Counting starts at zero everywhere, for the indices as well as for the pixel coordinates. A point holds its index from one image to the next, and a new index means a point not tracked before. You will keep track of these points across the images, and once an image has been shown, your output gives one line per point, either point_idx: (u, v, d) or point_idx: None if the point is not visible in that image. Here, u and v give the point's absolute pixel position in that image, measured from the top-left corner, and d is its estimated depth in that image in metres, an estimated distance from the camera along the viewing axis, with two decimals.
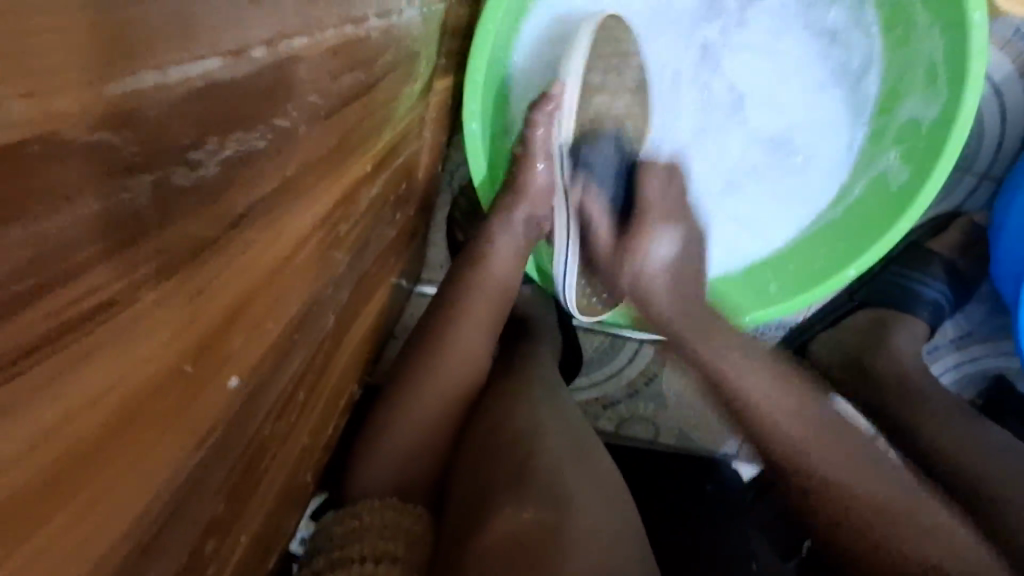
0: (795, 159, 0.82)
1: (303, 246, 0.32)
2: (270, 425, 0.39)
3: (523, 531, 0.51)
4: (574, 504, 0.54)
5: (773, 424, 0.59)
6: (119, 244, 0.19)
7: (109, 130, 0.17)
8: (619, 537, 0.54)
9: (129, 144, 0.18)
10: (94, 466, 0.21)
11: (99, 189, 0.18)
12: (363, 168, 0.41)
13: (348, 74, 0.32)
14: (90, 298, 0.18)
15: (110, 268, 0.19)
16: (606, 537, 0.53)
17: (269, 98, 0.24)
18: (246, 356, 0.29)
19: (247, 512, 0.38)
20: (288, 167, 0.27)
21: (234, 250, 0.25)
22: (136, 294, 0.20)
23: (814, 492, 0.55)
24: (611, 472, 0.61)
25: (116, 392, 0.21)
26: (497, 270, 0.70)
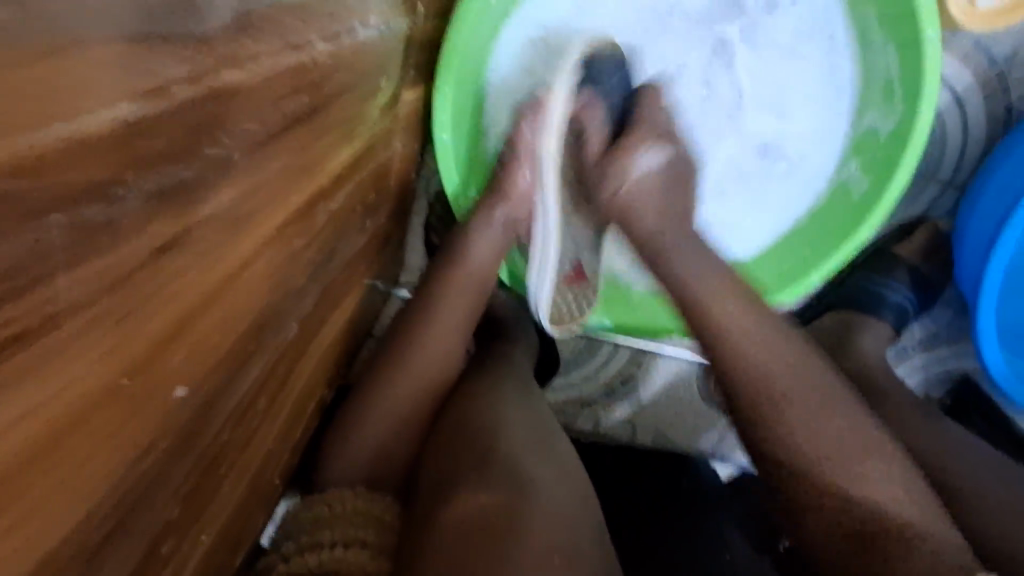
0: (780, 167, 0.81)
1: (251, 264, 0.34)
2: (228, 432, 0.40)
3: (480, 513, 0.52)
4: (534, 487, 0.56)
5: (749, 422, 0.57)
6: (41, 277, 0.20)
7: (28, 176, 0.19)
8: (579, 520, 0.55)
9: (49, 187, 0.19)
10: (27, 478, 0.22)
11: (20, 230, 0.19)
12: (319, 184, 0.43)
13: (292, 98, 0.34)
14: (9, 329, 0.19)
15: (40, 296, 0.20)
16: (566, 517, 0.55)
17: (200, 130, 0.26)
18: (191, 369, 0.31)
19: (206, 516, 0.40)
20: (227, 192, 0.29)
21: (171, 273, 0.26)
22: (61, 321, 0.21)
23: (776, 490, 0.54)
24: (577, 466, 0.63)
25: (50, 408, 0.22)
26: (466, 276, 0.71)
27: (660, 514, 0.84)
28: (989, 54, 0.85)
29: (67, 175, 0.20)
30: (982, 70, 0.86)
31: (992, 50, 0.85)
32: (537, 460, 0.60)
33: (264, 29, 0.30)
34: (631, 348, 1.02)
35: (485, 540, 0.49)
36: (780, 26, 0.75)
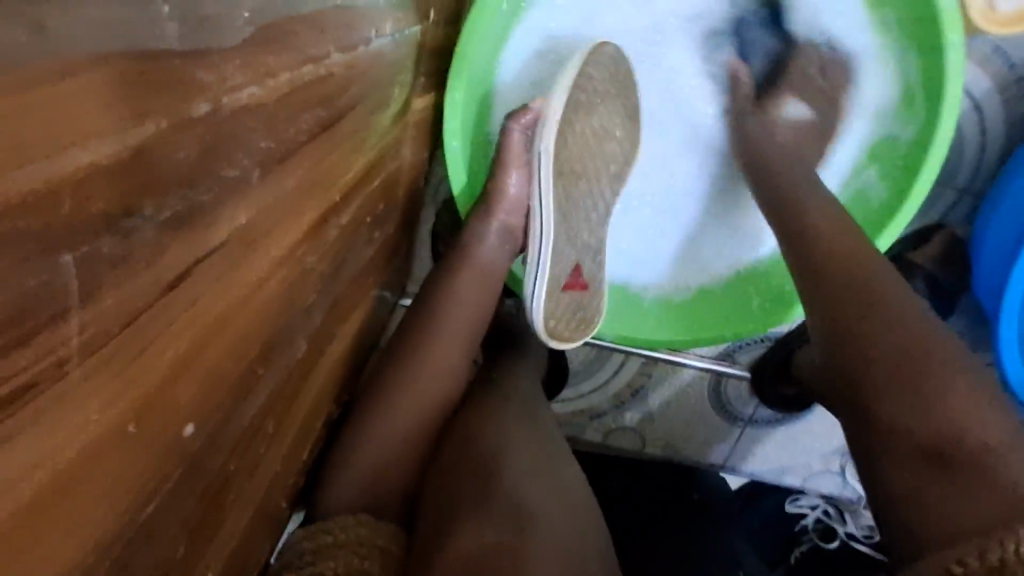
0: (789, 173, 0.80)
1: (262, 288, 0.32)
2: (235, 460, 0.38)
3: (489, 547, 0.51)
4: (535, 522, 0.54)
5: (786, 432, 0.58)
6: (41, 324, 0.18)
7: (26, 213, 0.17)
8: (586, 555, 0.54)
9: (53, 221, 0.18)
10: (31, 536, 0.20)
11: (18, 273, 0.17)
12: (331, 200, 0.41)
13: (308, 113, 0.32)
14: (7, 382, 0.18)
15: (38, 348, 0.18)
16: (570, 551, 0.53)
17: (213, 153, 0.24)
18: (199, 404, 0.29)
19: (212, 549, 0.38)
20: (240, 216, 0.27)
21: (180, 307, 0.25)
22: (63, 368, 0.20)
23: None
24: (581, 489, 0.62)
25: (53, 461, 0.20)
26: (478, 287, 0.70)
27: (671, 526, 0.82)
28: (1009, 60, 0.84)
29: (69, 210, 0.18)
30: (1001, 76, 0.84)
31: (1012, 55, 0.83)
32: (542, 490, 0.58)
33: (280, 41, 0.28)
34: (641, 359, 0.99)
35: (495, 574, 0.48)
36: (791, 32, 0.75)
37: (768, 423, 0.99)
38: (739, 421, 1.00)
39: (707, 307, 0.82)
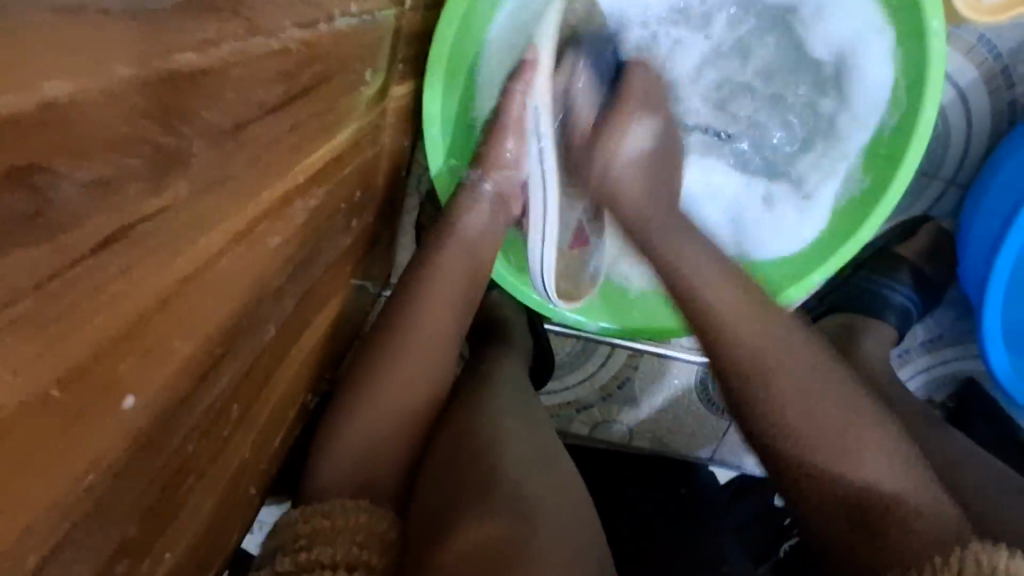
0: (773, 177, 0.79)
1: (215, 264, 0.32)
2: (195, 442, 0.38)
3: (490, 539, 0.50)
4: (537, 514, 0.53)
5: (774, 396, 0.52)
6: None
7: None
8: (582, 547, 0.53)
9: None
10: None
11: None
12: (294, 180, 0.40)
13: (260, 87, 0.32)
14: None
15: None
16: (570, 540, 0.52)
17: (150, 114, 0.23)
18: (147, 376, 0.29)
19: (169, 532, 0.37)
20: (179, 184, 0.26)
21: (114, 272, 0.24)
22: None
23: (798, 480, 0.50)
24: (577, 483, 0.61)
25: None
26: (460, 276, 0.69)
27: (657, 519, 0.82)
28: (994, 50, 0.83)
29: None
30: (987, 66, 0.84)
31: (998, 45, 0.83)
32: (538, 480, 0.57)
33: (225, 8, 0.27)
34: (627, 351, 0.99)
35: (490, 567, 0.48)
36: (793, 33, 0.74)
37: None
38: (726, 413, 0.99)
39: None
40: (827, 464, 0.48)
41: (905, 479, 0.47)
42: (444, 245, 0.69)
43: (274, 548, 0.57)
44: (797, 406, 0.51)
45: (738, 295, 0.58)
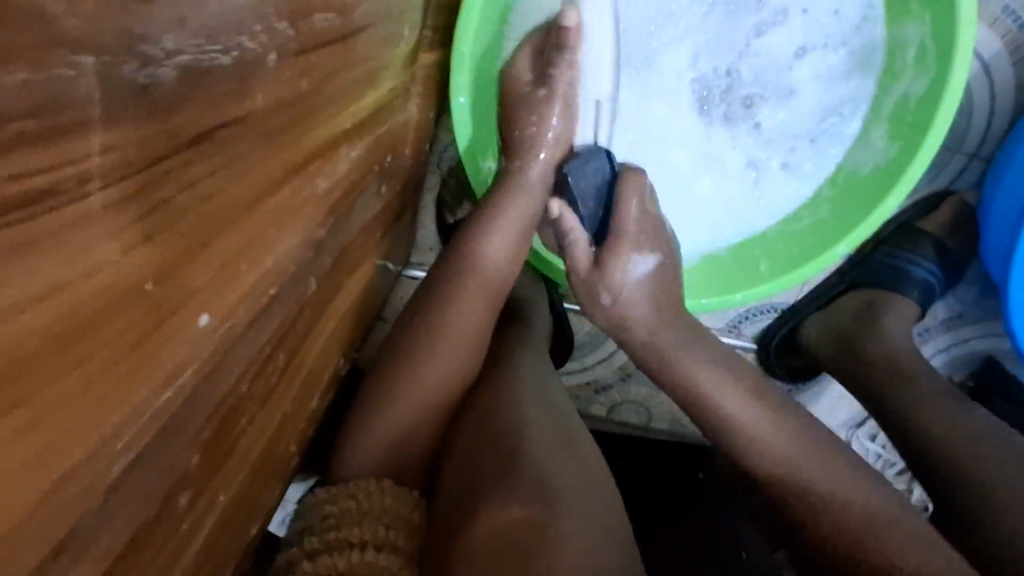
0: (771, 166, 0.81)
1: (276, 192, 0.31)
2: (247, 385, 0.38)
3: (516, 521, 0.50)
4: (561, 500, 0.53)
5: (749, 438, 0.59)
6: (61, 128, 0.17)
7: None
8: (605, 530, 0.53)
9: (70, 16, 0.17)
10: (51, 368, 0.20)
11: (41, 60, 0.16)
12: (342, 124, 0.40)
13: (322, 14, 0.31)
14: (27, 179, 0.17)
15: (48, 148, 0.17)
16: (597, 522, 0.53)
17: (232, 12, 0.23)
18: (218, 295, 0.29)
19: (222, 474, 0.37)
20: (256, 98, 0.26)
21: (201, 172, 0.24)
22: (85, 190, 0.19)
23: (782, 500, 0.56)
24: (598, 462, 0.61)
25: (67, 292, 0.19)
26: (487, 275, 0.66)
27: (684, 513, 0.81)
28: (1020, 21, 0.83)
29: (82, 12, 0.17)
30: (1012, 38, 0.83)
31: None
32: (562, 464, 0.57)
33: None
34: None
35: (519, 553, 0.48)
36: (793, 36, 0.77)
37: None
38: None
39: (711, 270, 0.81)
40: (810, 487, 0.55)
41: (916, 524, 0.51)
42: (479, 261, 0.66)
43: (302, 528, 0.56)
44: (828, 476, 0.55)
45: (744, 394, 0.60)
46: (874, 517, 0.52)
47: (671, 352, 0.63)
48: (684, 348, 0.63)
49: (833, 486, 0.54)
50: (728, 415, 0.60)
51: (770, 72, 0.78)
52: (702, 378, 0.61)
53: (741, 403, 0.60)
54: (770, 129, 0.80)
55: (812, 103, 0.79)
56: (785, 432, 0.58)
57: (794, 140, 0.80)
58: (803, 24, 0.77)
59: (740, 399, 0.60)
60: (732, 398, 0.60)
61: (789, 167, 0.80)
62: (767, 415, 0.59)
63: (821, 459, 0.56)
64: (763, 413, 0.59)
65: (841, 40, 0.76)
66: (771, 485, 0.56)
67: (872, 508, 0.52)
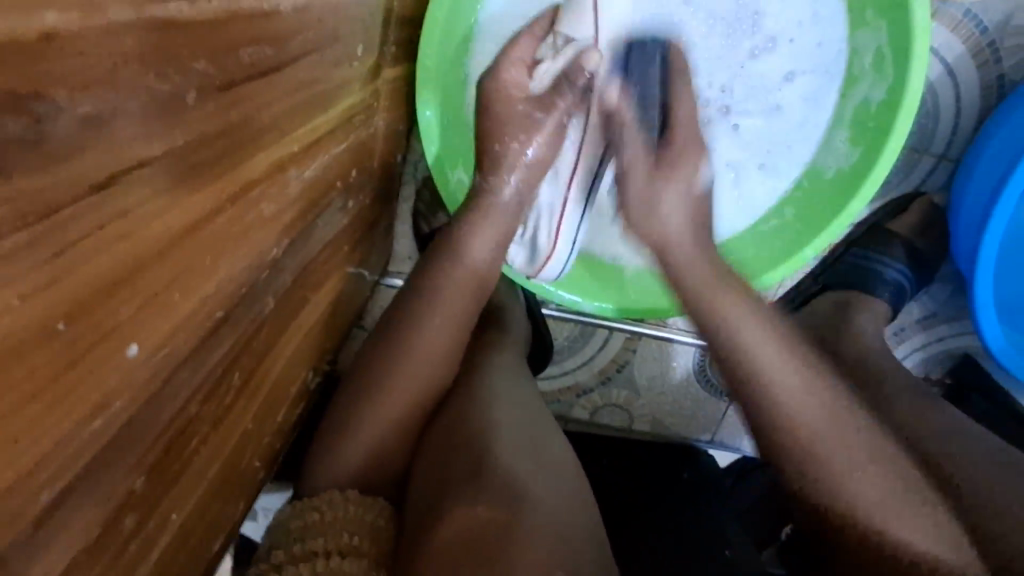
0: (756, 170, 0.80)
1: (209, 224, 0.32)
2: (197, 406, 0.39)
3: (476, 523, 0.51)
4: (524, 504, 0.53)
5: (769, 389, 0.56)
6: None
7: None
8: (567, 538, 0.53)
9: None
10: None
11: None
12: (288, 148, 0.41)
13: (249, 48, 0.32)
14: None
15: None
16: (560, 525, 0.53)
17: (139, 59, 0.24)
18: (146, 328, 0.30)
19: (175, 493, 0.39)
20: (172, 136, 0.27)
21: (110, 213, 0.24)
22: None
23: (805, 488, 0.54)
24: (567, 458, 0.63)
25: None
26: (458, 292, 0.67)
27: (662, 512, 0.82)
28: (981, 23, 0.84)
29: None
30: (974, 40, 0.84)
31: (985, 18, 0.83)
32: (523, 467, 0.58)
33: None
34: (626, 333, 0.99)
35: (482, 555, 0.48)
36: (780, 57, 0.76)
37: None
38: (725, 396, 1.00)
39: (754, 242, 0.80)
40: (835, 494, 0.52)
41: (919, 525, 0.50)
42: (450, 265, 0.68)
43: (270, 544, 0.56)
44: (842, 459, 0.52)
45: (780, 345, 0.57)
46: (874, 515, 0.51)
47: (717, 309, 0.61)
48: (725, 294, 0.61)
49: (832, 460, 0.52)
50: (786, 397, 0.55)
51: (759, 89, 0.77)
52: (769, 367, 0.56)
53: (778, 355, 0.57)
54: (751, 137, 0.79)
55: (790, 124, 0.78)
56: (835, 419, 0.53)
57: (772, 151, 0.79)
58: (794, 50, 0.76)
59: (779, 353, 0.57)
60: (775, 362, 0.57)
61: (771, 167, 0.80)
62: (806, 394, 0.55)
63: (847, 442, 0.53)
64: (801, 389, 0.55)
65: (826, 68, 0.75)
66: (801, 450, 0.53)
67: (864, 507, 0.51)
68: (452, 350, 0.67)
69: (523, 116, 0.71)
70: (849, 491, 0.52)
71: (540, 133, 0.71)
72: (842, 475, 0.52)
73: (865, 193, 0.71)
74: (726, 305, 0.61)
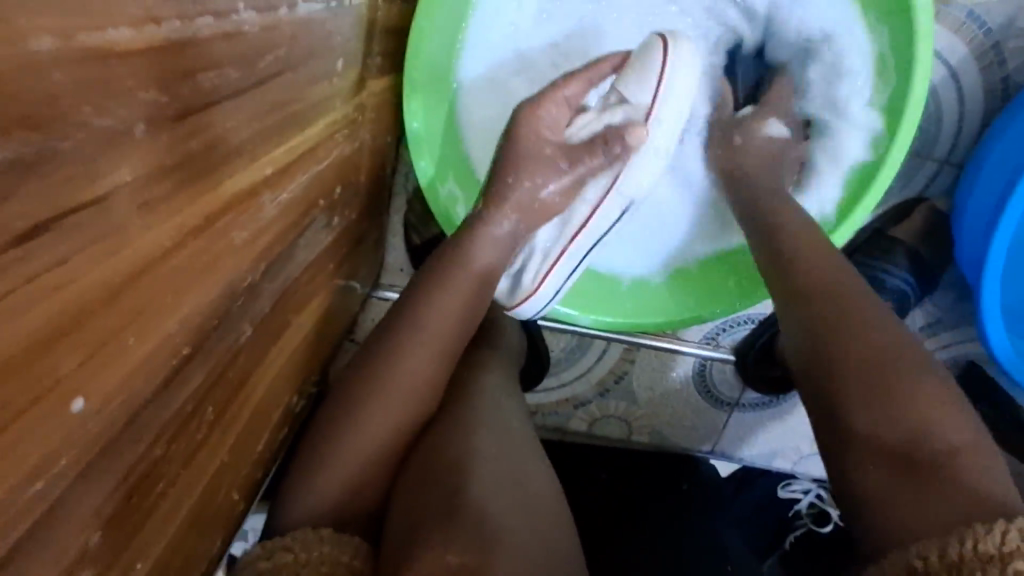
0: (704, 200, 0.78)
1: (167, 261, 0.30)
2: (165, 446, 0.37)
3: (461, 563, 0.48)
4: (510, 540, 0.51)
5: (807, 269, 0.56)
6: None
7: None
8: None
9: None
10: None
11: None
12: (262, 171, 0.39)
13: (210, 72, 0.30)
14: None
15: None
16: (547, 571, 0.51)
17: (76, 93, 0.22)
18: (94, 379, 0.27)
19: (141, 539, 0.37)
20: (119, 172, 0.25)
21: (46, 260, 0.22)
22: None
23: (842, 381, 0.49)
24: (549, 495, 0.61)
25: None
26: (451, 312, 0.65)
27: (658, 529, 0.78)
28: (984, 26, 0.81)
29: None
30: (977, 43, 0.82)
31: (988, 20, 0.81)
32: (514, 502, 0.56)
33: None
34: (623, 344, 0.96)
35: None
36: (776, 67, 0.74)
37: (756, 407, 0.97)
38: (726, 406, 0.97)
39: (599, 290, 0.80)
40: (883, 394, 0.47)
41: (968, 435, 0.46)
42: (436, 279, 0.65)
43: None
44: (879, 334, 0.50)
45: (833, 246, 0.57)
46: (918, 413, 0.46)
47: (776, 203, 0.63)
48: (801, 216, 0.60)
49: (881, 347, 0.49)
50: (825, 274, 0.55)
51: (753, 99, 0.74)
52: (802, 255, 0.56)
53: (829, 265, 0.56)
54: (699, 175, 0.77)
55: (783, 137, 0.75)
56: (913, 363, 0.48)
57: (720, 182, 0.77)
58: (824, 91, 0.73)
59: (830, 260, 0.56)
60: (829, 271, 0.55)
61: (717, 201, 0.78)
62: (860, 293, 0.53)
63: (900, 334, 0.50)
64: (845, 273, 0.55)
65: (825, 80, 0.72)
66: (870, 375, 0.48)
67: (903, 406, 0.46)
68: (441, 372, 0.64)
69: (548, 161, 0.68)
70: (882, 436, 0.46)
71: (557, 180, 0.69)
72: (897, 378, 0.47)
73: (843, 233, 0.70)
74: (803, 232, 0.59)
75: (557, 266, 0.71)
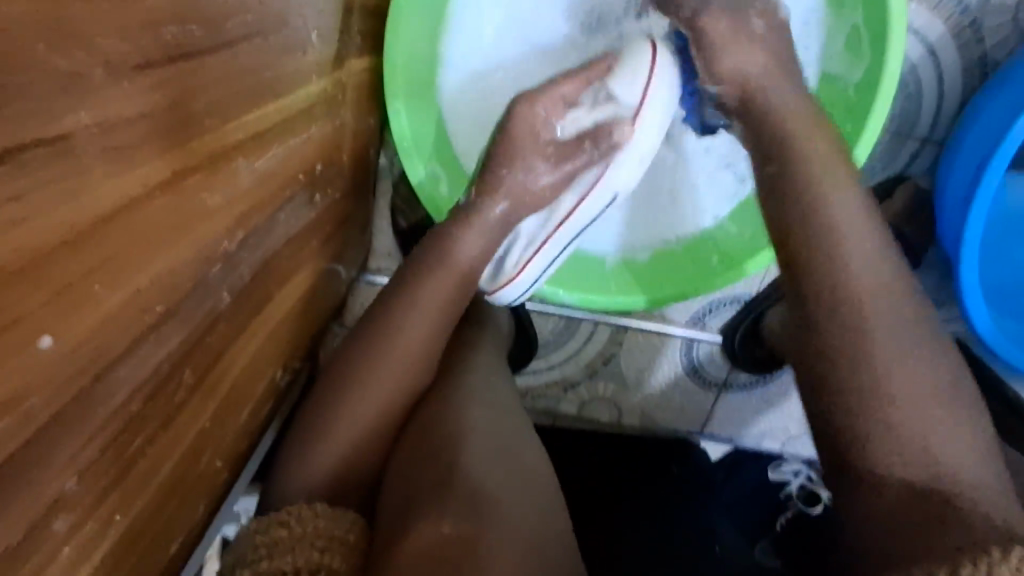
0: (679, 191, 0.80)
1: (136, 214, 0.31)
2: (142, 403, 0.38)
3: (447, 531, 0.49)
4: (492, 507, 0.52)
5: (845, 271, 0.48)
6: None
7: None
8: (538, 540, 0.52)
9: None
10: None
11: None
12: (232, 136, 0.40)
13: (173, 29, 0.31)
14: None
15: None
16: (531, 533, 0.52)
17: (30, 34, 0.23)
18: (63, 321, 0.28)
19: (120, 493, 0.38)
20: (78, 119, 0.26)
21: (10, 194, 0.23)
22: None
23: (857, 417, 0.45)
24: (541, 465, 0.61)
25: None
26: (433, 289, 0.66)
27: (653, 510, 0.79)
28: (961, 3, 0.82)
29: None
30: (955, 21, 0.83)
31: None
32: (500, 470, 0.57)
33: None
34: (611, 327, 0.97)
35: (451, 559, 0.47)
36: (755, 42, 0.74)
37: (742, 387, 0.98)
38: (714, 387, 0.98)
39: (583, 271, 0.80)
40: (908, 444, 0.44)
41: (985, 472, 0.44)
42: (421, 262, 0.66)
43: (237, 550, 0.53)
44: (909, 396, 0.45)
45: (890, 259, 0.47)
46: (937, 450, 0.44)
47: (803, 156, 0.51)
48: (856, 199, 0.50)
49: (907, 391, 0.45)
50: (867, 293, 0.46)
51: None
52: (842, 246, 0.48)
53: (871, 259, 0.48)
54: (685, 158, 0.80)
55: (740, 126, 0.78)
56: (889, 290, 0.48)
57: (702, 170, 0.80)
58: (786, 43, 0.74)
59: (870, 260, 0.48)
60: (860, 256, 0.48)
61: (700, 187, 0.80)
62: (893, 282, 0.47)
63: (926, 357, 0.46)
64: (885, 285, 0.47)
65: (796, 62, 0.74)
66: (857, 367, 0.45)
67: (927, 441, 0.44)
68: (423, 349, 0.65)
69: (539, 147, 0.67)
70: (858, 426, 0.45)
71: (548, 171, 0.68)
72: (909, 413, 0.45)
73: None
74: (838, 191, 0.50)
75: (543, 250, 0.69)
